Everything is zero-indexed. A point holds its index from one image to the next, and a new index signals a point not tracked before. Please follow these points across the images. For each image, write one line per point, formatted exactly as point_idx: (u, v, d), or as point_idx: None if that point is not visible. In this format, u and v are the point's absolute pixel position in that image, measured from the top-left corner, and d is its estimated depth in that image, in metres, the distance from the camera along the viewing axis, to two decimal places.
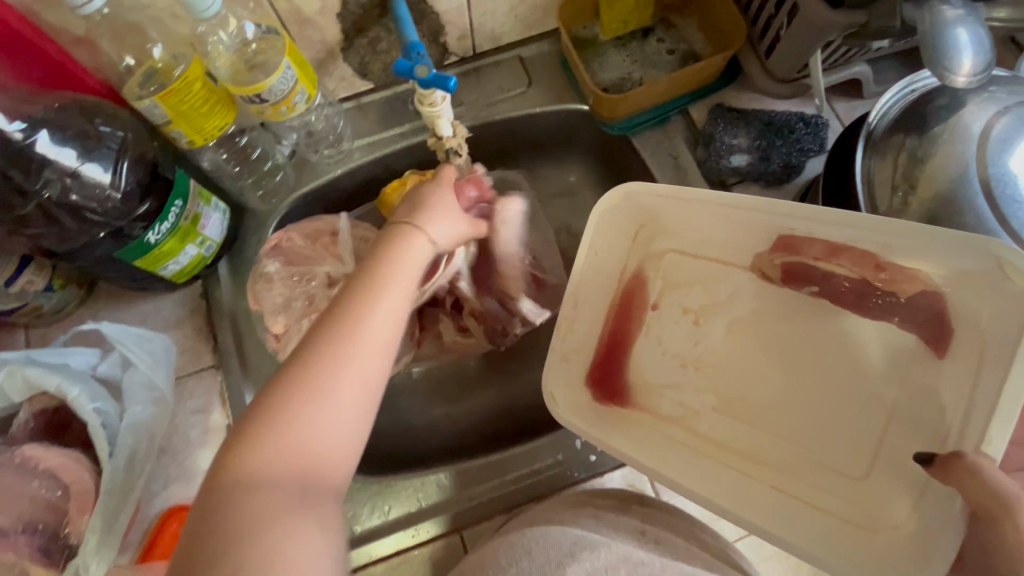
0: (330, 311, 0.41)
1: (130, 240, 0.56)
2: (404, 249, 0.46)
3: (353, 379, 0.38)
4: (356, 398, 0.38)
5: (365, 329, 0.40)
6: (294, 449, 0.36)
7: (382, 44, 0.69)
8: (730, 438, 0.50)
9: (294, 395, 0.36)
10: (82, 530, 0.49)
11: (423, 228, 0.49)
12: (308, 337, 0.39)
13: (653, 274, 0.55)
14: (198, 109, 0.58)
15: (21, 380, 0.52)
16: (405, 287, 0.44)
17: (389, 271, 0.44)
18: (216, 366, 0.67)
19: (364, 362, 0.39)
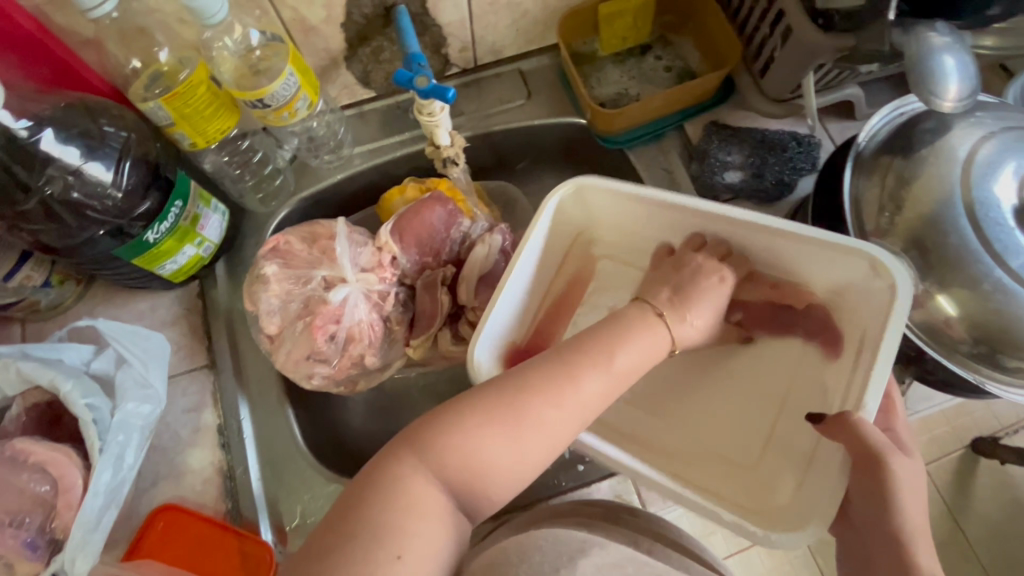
0: (553, 357, 0.46)
1: (128, 239, 0.57)
2: (635, 333, 0.48)
3: (563, 423, 0.44)
4: (568, 429, 0.44)
5: (570, 392, 0.44)
6: (544, 429, 0.43)
7: (384, 54, 0.71)
8: (642, 427, 0.59)
9: (497, 440, 0.42)
10: (69, 525, 0.49)
11: (675, 334, 0.51)
12: (528, 377, 0.44)
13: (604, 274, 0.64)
14: (202, 112, 0.59)
15: (15, 372, 0.53)
16: (637, 362, 0.47)
17: (624, 342, 0.47)
18: (209, 365, 0.68)
19: (563, 421, 0.44)
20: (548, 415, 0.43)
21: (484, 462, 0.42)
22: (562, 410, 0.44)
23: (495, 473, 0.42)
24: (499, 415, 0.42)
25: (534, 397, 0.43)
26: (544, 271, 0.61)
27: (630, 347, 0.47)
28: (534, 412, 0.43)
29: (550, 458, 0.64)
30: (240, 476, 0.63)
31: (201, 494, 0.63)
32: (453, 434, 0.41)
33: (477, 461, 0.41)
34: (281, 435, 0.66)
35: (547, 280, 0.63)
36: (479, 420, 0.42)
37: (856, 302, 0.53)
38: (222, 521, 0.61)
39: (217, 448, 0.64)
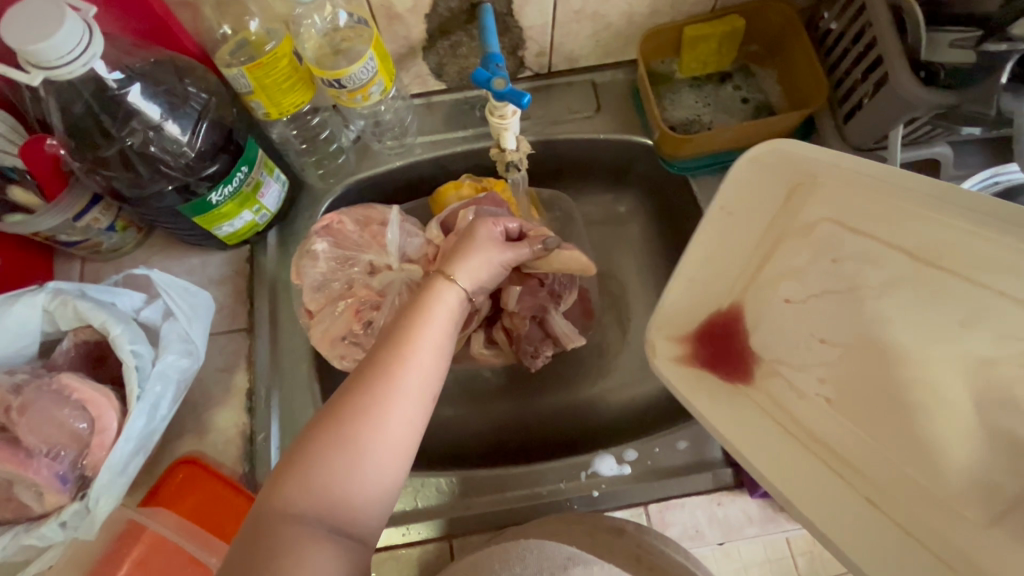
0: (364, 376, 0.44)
1: (194, 197, 0.59)
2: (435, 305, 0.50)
3: (409, 417, 0.43)
4: (437, 354, 0.47)
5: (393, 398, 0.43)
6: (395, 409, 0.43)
7: (461, 49, 0.71)
8: (818, 426, 0.53)
9: (356, 448, 0.41)
10: (99, 464, 0.51)
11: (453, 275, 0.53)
12: (358, 399, 0.43)
13: (801, 247, 0.53)
14: (281, 85, 0.60)
15: (71, 309, 0.55)
16: (438, 338, 0.48)
17: (434, 299, 0.51)
18: (248, 330, 0.69)
19: (410, 417, 0.43)
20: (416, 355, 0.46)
21: (399, 448, 0.43)
22: (399, 417, 0.43)
23: (364, 485, 0.41)
24: (337, 439, 0.41)
25: (356, 404, 0.42)
26: (860, 212, 0.49)
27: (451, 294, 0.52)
28: (381, 422, 0.42)
29: (565, 479, 0.64)
30: (260, 442, 0.64)
31: (222, 453, 0.64)
32: (306, 459, 0.41)
33: (385, 459, 0.42)
34: (305, 408, 0.67)
35: (838, 231, 0.50)
36: (367, 412, 0.42)
37: None
38: (238, 483, 0.62)
39: (243, 412, 0.66)
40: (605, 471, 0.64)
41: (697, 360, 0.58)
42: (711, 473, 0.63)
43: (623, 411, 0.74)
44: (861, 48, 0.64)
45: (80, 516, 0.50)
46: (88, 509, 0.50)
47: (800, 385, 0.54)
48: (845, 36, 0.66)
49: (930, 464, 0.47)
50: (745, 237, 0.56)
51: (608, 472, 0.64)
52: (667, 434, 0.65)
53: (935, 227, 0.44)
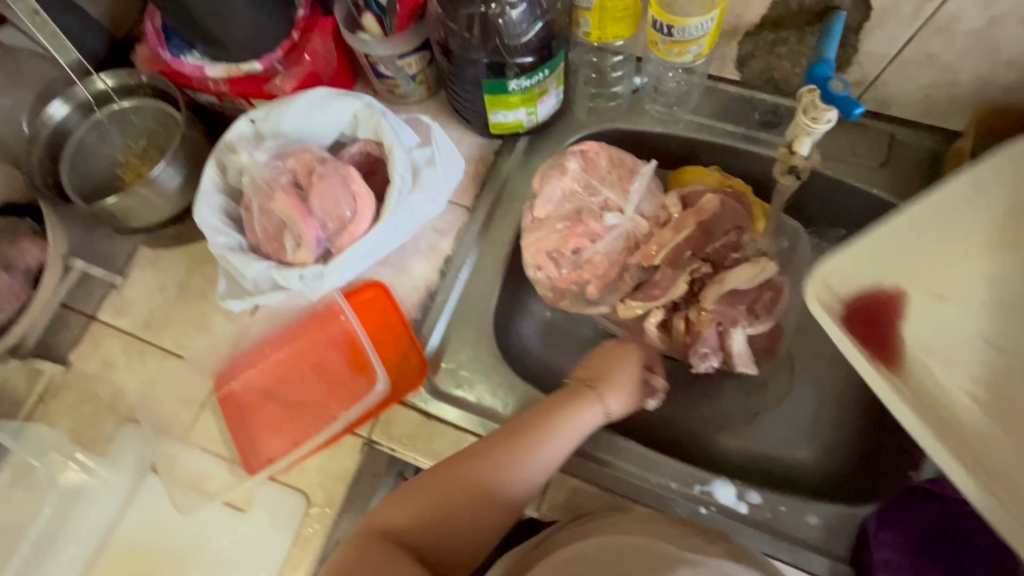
0: (511, 430, 0.58)
1: (499, 77, 0.66)
2: (580, 416, 0.60)
3: (539, 464, 0.57)
4: (585, 428, 0.60)
5: (530, 449, 0.57)
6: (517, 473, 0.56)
7: (782, 48, 0.70)
8: (951, 416, 0.55)
9: (495, 468, 0.56)
10: (343, 248, 0.60)
11: (603, 397, 0.62)
12: (503, 446, 0.57)
13: (1001, 260, 0.57)
14: (617, 12, 0.64)
15: (374, 123, 0.65)
16: (570, 443, 0.59)
17: (608, 372, 0.64)
18: (468, 209, 0.76)
19: (536, 468, 0.57)
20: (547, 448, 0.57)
21: (523, 490, 0.57)
22: (531, 470, 0.57)
23: (484, 511, 0.56)
24: (467, 479, 0.56)
25: (511, 448, 0.57)
26: None
27: (618, 388, 0.64)
28: (511, 475, 0.56)
29: (677, 481, 0.63)
30: (438, 302, 0.72)
31: (407, 294, 0.72)
32: (447, 467, 0.56)
33: (495, 512, 0.56)
34: (482, 295, 0.73)
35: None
36: (497, 469, 0.56)
37: None
38: (408, 324, 0.71)
39: (435, 271, 0.73)
40: (720, 497, 0.62)
41: (854, 322, 0.59)
42: (830, 562, 0.59)
43: (752, 457, 0.71)
44: None
45: (314, 279, 0.60)
46: (321, 277, 0.59)
47: (941, 381, 0.57)
48: None
49: None
50: (955, 234, 0.58)
51: (723, 500, 0.62)
52: (800, 501, 0.61)
53: None
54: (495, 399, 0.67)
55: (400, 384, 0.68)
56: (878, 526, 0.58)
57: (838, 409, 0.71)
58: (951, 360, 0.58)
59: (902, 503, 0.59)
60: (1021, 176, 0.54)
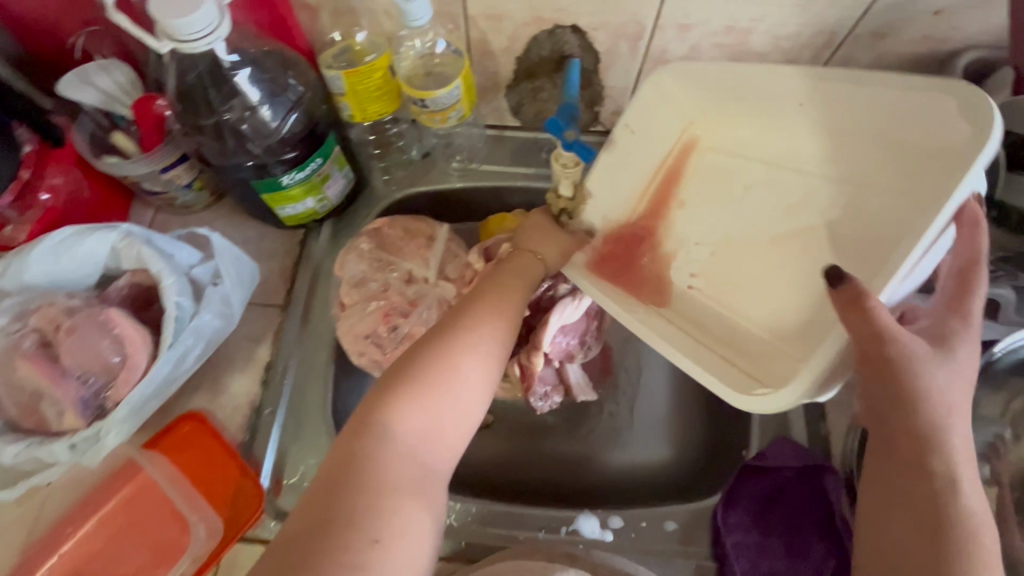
0: (427, 343, 0.48)
1: (268, 176, 0.63)
2: (519, 289, 0.54)
3: (473, 392, 0.47)
4: (507, 340, 0.51)
5: (477, 334, 0.49)
6: (449, 407, 0.46)
7: (542, 93, 0.74)
8: (690, 312, 0.56)
9: (447, 367, 0.46)
10: (119, 399, 0.53)
11: (541, 253, 0.57)
12: (444, 346, 0.48)
13: (694, 185, 0.60)
14: (371, 93, 0.64)
15: (136, 252, 0.59)
16: (504, 351, 0.50)
17: (512, 280, 0.54)
18: (282, 307, 0.72)
19: (475, 391, 0.47)
20: (471, 362, 0.47)
21: (462, 418, 0.46)
22: (470, 380, 0.47)
23: (439, 428, 0.45)
24: (411, 393, 0.45)
25: (441, 343, 0.48)
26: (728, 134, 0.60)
27: (513, 293, 0.53)
28: (456, 371, 0.47)
29: (545, 529, 0.64)
30: (266, 416, 0.66)
31: (229, 417, 0.67)
32: (387, 391, 0.45)
33: (459, 415, 0.46)
34: (314, 394, 0.69)
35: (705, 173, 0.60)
36: (450, 360, 0.47)
37: (963, 134, 0.47)
38: (235, 450, 0.64)
39: (257, 382, 0.68)
40: (586, 532, 0.64)
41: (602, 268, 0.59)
42: (695, 563, 0.61)
43: (621, 474, 0.73)
44: None
45: (89, 443, 0.53)
46: (98, 438, 0.53)
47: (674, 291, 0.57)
48: None
49: (789, 324, 0.52)
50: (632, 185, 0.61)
51: (590, 534, 0.64)
52: (658, 511, 0.64)
53: (780, 96, 0.57)
54: None
55: (237, 521, 0.61)
56: (725, 513, 0.62)
57: (683, 406, 0.75)
58: (701, 265, 0.57)
59: (739, 484, 0.65)
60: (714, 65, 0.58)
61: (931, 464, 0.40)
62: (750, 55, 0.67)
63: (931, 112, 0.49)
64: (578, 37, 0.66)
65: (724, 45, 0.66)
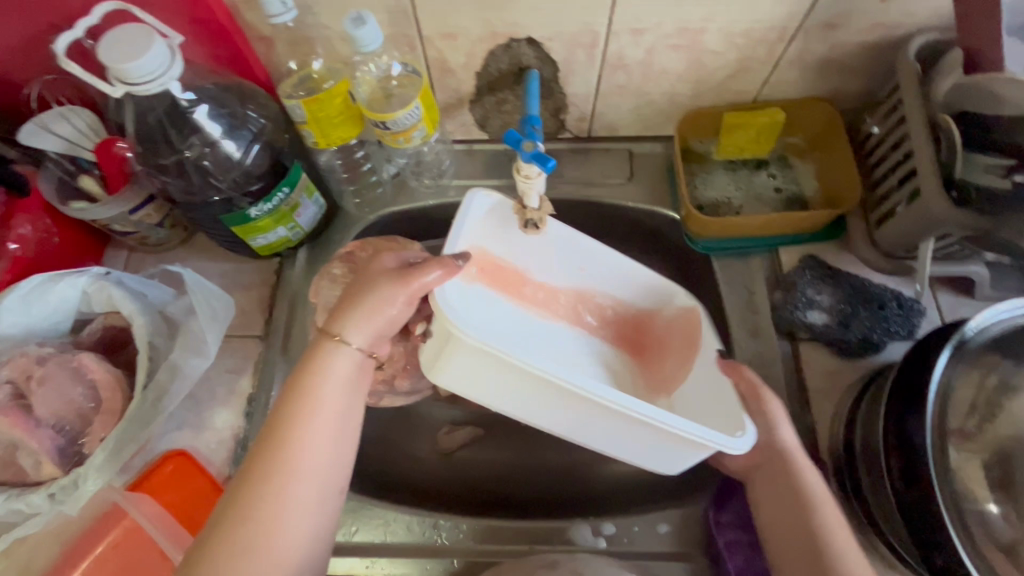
0: (246, 472, 0.49)
1: (235, 210, 0.63)
2: (326, 381, 0.53)
3: (306, 503, 0.50)
4: (326, 447, 0.52)
5: (297, 448, 0.50)
6: (278, 547, 0.48)
7: (506, 106, 0.75)
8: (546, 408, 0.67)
9: (269, 491, 0.48)
10: (97, 443, 0.54)
11: (340, 334, 0.54)
12: (267, 467, 0.49)
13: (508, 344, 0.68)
14: (332, 119, 0.64)
15: (107, 295, 0.59)
16: (327, 453, 0.51)
17: (316, 389, 0.52)
18: (262, 337, 0.72)
19: (306, 499, 0.50)
20: (293, 497, 0.49)
21: (303, 527, 0.49)
22: (301, 495, 0.49)
23: (280, 547, 0.48)
24: (245, 526, 0.47)
25: (267, 467, 0.49)
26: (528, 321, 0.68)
27: (323, 404, 0.52)
28: (283, 494, 0.49)
29: (537, 542, 0.64)
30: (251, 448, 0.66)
31: (213, 452, 0.66)
32: (222, 528, 0.47)
33: (299, 528, 0.49)
34: None
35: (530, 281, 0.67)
36: (278, 483, 0.49)
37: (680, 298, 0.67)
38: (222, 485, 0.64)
39: (240, 415, 0.68)
40: (580, 541, 0.63)
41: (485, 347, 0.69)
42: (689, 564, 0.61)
43: (617, 480, 0.73)
44: (899, 155, 0.64)
45: (68, 492, 0.52)
46: (76, 485, 0.52)
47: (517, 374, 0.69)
48: (885, 142, 0.67)
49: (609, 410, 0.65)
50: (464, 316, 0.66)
51: (583, 543, 0.63)
52: (650, 515, 0.64)
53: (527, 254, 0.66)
54: (337, 530, 0.63)
55: None
56: (717, 512, 0.62)
57: None
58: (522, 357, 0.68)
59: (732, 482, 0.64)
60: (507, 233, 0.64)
61: (805, 483, 0.56)
62: (706, 54, 0.67)
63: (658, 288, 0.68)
64: (534, 49, 0.67)
65: (680, 46, 0.66)
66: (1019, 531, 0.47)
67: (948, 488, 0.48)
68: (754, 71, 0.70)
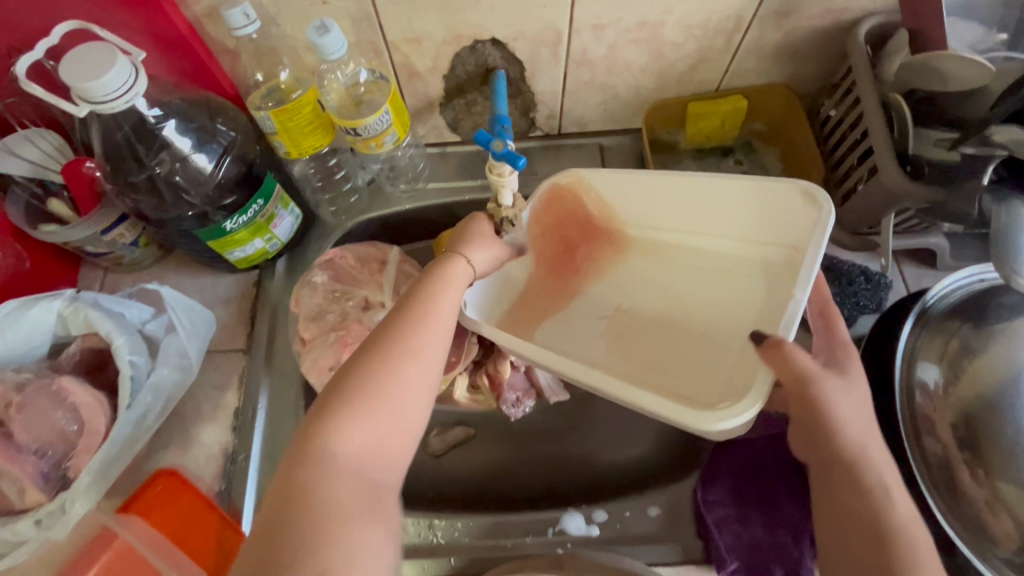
0: (367, 353, 0.47)
1: (210, 224, 0.62)
2: (447, 284, 0.52)
3: (418, 386, 0.47)
4: (440, 352, 0.49)
5: (422, 316, 0.49)
6: (394, 426, 0.45)
7: (476, 107, 0.76)
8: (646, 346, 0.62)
9: (399, 366, 0.46)
10: (81, 467, 0.53)
11: (467, 254, 0.55)
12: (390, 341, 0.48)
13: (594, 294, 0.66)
14: (302, 128, 0.65)
15: (83, 316, 0.59)
16: (440, 351, 0.49)
17: (438, 296, 0.51)
18: (244, 350, 0.72)
19: (418, 397, 0.47)
20: (411, 372, 0.47)
21: (414, 400, 0.47)
22: (418, 377, 0.47)
23: (397, 402, 0.46)
24: (366, 398, 0.45)
25: (390, 340, 0.48)
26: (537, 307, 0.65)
27: (447, 296, 0.52)
28: (401, 366, 0.46)
29: (532, 534, 0.65)
30: (240, 462, 0.66)
31: (202, 469, 0.66)
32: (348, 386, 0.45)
33: (408, 401, 0.46)
34: (288, 433, 0.69)
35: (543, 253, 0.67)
36: (404, 346, 0.47)
37: (806, 213, 0.56)
38: (212, 500, 0.64)
39: (228, 430, 0.68)
40: (573, 529, 0.64)
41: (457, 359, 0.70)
42: (680, 545, 0.62)
43: (613, 467, 0.73)
44: (856, 135, 0.67)
45: (55, 516, 0.52)
46: (63, 509, 0.52)
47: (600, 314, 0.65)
48: (842, 124, 0.70)
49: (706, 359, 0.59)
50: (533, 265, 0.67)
51: (576, 531, 0.64)
52: (639, 498, 0.65)
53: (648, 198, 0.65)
54: None
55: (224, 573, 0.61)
56: (705, 491, 0.64)
57: None
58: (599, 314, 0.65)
59: (716, 460, 0.66)
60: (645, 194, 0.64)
61: (864, 477, 0.44)
62: (666, 46, 0.69)
63: (779, 215, 0.58)
64: (498, 49, 0.68)
65: (640, 40, 0.68)
66: (988, 489, 0.49)
67: (917, 451, 0.50)
68: (714, 60, 0.72)
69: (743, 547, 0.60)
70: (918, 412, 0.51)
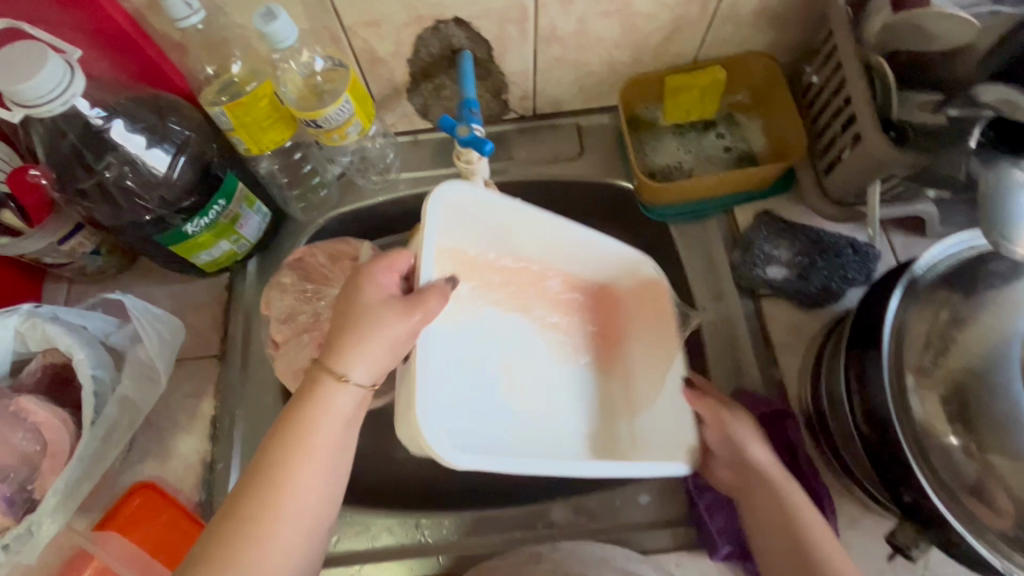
0: (250, 494, 0.46)
1: (169, 228, 0.60)
2: (324, 413, 0.48)
3: (283, 545, 0.46)
4: (321, 478, 0.48)
5: (291, 471, 0.47)
6: (259, 575, 0.45)
7: (444, 91, 0.72)
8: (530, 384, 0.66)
9: (246, 554, 0.44)
10: (47, 488, 0.51)
11: (343, 374, 0.49)
12: (239, 511, 0.45)
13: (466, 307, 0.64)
14: (261, 123, 0.61)
15: (41, 332, 0.56)
16: (319, 489, 0.48)
17: (312, 425, 0.48)
18: (219, 356, 0.70)
19: (291, 535, 0.46)
20: (289, 512, 0.46)
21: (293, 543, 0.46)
22: (281, 542, 0.46)
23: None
24: (229, 558, 0.44)
25: (259, 500, 0.46)
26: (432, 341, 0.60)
27: (316, 433, 0.48)
28: (257, 547, 0.45)
29: (522, 527, 0.64)
30: (220, 471, 0.65)
31: (181, 480, 0.64)
32: (216, 550, 0.44)
33: (285, 552, 0.46)
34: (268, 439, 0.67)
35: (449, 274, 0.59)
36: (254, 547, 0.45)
37: (633, 280, 0.68)
38: (192, 511, 0.63)
39: (205, 439, 0.66)
40: (562, 520, 0.63)
41: None
42: (671, 530, 0.61)
43: None
44: (838, 102, 0.64)
45: (22, 540, 0.50)
46: (31, 532, 0.50)
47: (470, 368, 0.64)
48: (824, 91, 0.67)
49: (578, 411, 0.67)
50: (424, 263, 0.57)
51: (566, 522, 0.63)
52: (630, 486, 0.64)
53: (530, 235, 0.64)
54: None
55: None
56: (695, 476, 0.62)
57: None
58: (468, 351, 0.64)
59: None
60: (540, 228, 0.62)
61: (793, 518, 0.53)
62: (638, 18, 0.66)
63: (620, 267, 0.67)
64: (463, 30, 0.65)
65: (611, 12, 0.65)
66: (979, 464, 0.47)
67: (906, 425, 0.48)
68: (690, 30, 0.69)
69: (733, 531, 0.59)
70: (908, 388, 0.49)
